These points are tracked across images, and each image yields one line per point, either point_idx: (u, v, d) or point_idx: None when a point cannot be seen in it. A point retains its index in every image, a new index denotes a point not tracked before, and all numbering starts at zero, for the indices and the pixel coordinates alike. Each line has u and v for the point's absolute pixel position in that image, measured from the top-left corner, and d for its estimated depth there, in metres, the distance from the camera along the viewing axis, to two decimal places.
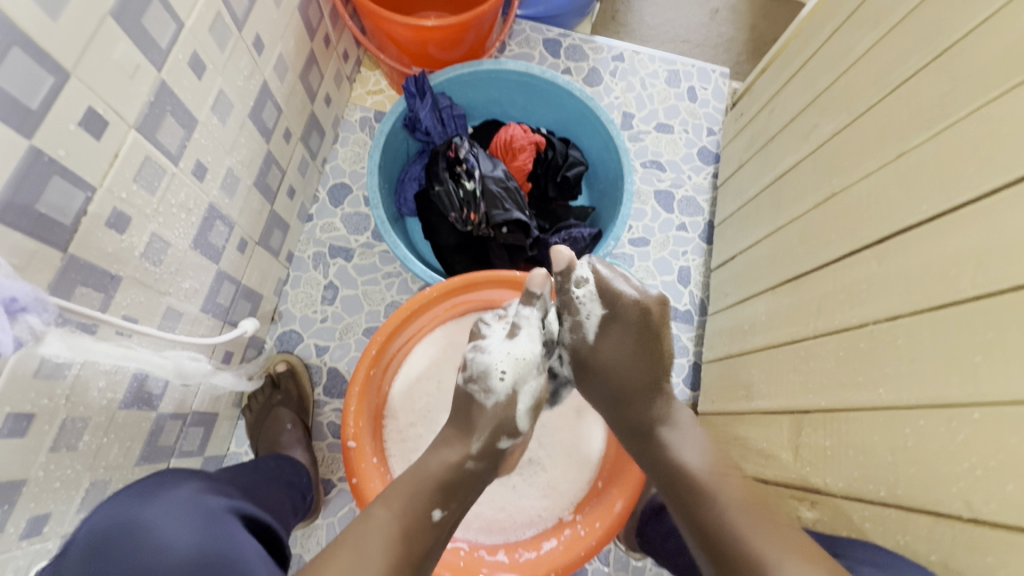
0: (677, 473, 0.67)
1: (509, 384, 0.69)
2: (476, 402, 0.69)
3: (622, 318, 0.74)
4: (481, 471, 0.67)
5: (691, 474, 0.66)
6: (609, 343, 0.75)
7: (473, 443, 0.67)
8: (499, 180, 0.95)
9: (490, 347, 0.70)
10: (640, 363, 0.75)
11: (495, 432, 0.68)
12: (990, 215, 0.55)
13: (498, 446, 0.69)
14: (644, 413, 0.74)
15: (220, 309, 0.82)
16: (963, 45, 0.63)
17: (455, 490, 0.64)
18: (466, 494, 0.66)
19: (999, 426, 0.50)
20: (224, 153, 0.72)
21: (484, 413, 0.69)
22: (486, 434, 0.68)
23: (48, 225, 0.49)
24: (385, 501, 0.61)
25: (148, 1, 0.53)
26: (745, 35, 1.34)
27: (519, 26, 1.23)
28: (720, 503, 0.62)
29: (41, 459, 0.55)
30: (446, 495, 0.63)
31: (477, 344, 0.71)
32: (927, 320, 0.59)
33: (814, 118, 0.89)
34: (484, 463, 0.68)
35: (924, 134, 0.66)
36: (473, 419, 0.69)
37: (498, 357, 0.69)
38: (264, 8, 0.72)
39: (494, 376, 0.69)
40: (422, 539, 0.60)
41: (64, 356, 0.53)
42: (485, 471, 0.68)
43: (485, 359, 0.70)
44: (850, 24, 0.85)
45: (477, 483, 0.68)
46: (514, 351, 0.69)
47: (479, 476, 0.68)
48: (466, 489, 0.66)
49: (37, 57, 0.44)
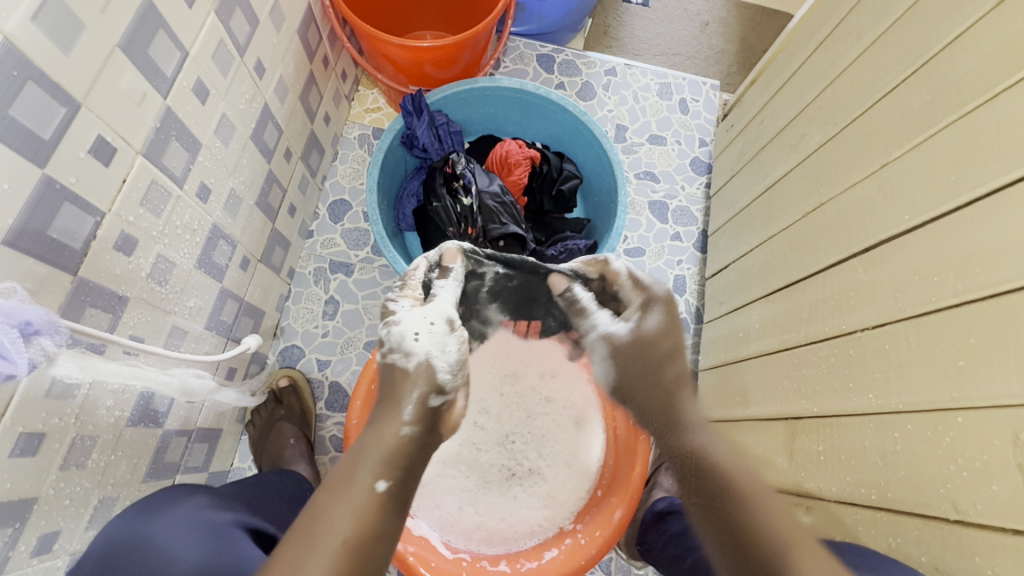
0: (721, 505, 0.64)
1: (426, 341, 0.59)
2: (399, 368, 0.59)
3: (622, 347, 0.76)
4: (420, 436, 0.57)
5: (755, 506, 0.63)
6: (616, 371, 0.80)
7: (404, 406, 0.57)
8: (495, 195, 0.98)
9: (403, 313, 0.61)
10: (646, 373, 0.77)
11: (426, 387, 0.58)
12: (969, 223, 0.57)
13: (430, 404, 0.58)
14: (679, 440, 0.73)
15: (224, 326, 0.83)
16: (940, 60, 0.65)
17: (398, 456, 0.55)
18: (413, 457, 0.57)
19: (983, 430, 0.51)
20: (227, 174, 0.74)
21: (410, 373, 0.58)
22: (414, 392, 0.58)
23: (59, 249, 0.50)
24: (326, 486, 0.53)
25: (155, 32, 0.55)
26: (734, 47, 1.37)
27: (513, 43, 1.25)
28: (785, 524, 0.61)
29: (52, 477, 0.57)
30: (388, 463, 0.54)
31: (387, 319, 0.62)
32: (913, 325, 0.61)
33: (801, 130, 0.92)
34: (421, 424, 0.58)
35: (906, 145, 0.68)
36: (396, 388, 0.58)
37: (419, 316, 0.61)
38: (265, 33, 0.74)
39: (409, 339, 0.59)
40: (378, 510, 0.52)
41: (74, 376, 0.55)
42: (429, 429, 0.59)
43: (399, 326, 0.60)
44: (834, 38, 0.88)
45: (422, 447, 0.58)
46: (432, 309, 0.62)
47: (421, 440, 0.58)
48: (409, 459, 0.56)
49: (50, 90, 0.46)
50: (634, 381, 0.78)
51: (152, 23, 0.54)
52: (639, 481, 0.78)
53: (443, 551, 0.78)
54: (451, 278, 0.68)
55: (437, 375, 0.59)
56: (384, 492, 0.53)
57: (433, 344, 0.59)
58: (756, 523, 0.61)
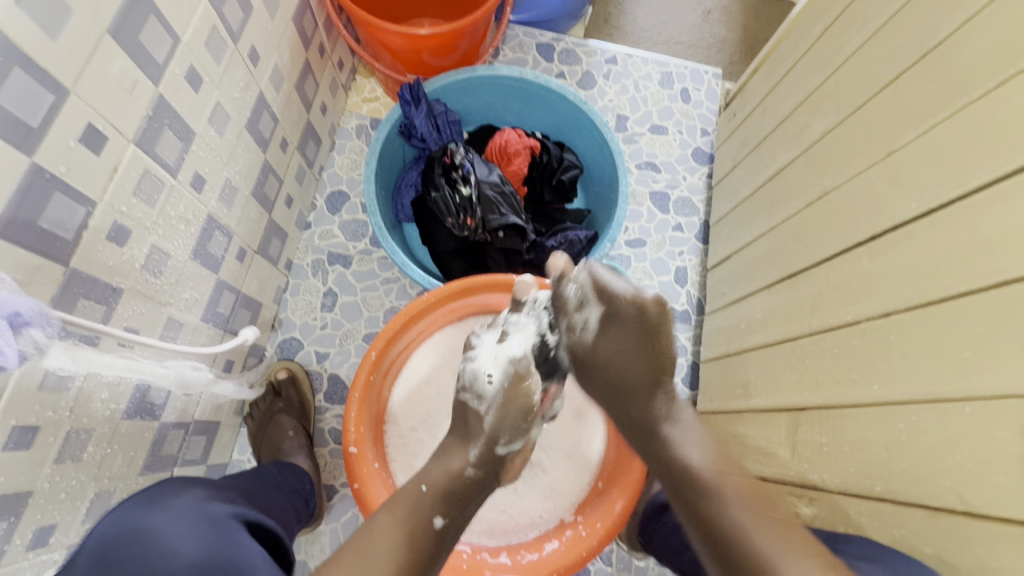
0: (682, 476, 0.63)
1: (497, 386, 0.69)
2: (473, 412, 0.70)
3: (620, 315, 0.70)
4: (481, 479, 0.67)
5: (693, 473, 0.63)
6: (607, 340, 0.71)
7: (469, 449, 0.67)
8: (495, 185, 0.96)
9: (480, 352, 0.72)
10: (640, 356, 0.71)
11: (492, 438, 0.68)
12: (975, 212, 0.56)
13: (497, 450, 0.68)
14: (643, 404, 0.70)
15: (220, 318, 0.82)
16: (946, 46, 0.64)
17: (455, 497, 0.63)
18: (465, 500, 0.64)
19: (989, 420, 0.50)
20: (222, 164, 0.72)
21: (482, 423, 0.69)
22: (480, 440, 0.68)
23: (50, 240, 0.50)
24: (388, 508, 0.60)
25: (146, 18, 0.54)
26: (736, 35, 1.35)
27: (512, 32, 1.24)
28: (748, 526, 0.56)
29: (46, 470, 0.56)
30: (446, 503, 0.62)
31: (470, 353, 0.73)
32: (918, 315, 0.60)
33: (805, 119, 0.90)
34: (483, 469, 0.67)
35: (912, 133, 0.67)
36: (471, 429, 0.69)
37: (493, 359, 0.71)
38: (259, 21, 0.73)
39: (482, 380, 0.70)
40: (426, 548, 0.58)
41: (67, 368, 0.54)
42: (486, 477, 0.67)
43: (473, 365, 0.71)
44: (838, 25, 0.86)
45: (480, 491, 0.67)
46: (503, 353, 0.71)
47: (480, 485, 0.67)
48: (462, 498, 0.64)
49: (37, 76, 0.45)
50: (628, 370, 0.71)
51: (142, 9, 0.53)
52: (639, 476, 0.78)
53: None
54: (528, 314, 0.74)
55: (503, 423, 0.69)
56: (440, 529, 0.60)
57: (503, 387, 0.69)
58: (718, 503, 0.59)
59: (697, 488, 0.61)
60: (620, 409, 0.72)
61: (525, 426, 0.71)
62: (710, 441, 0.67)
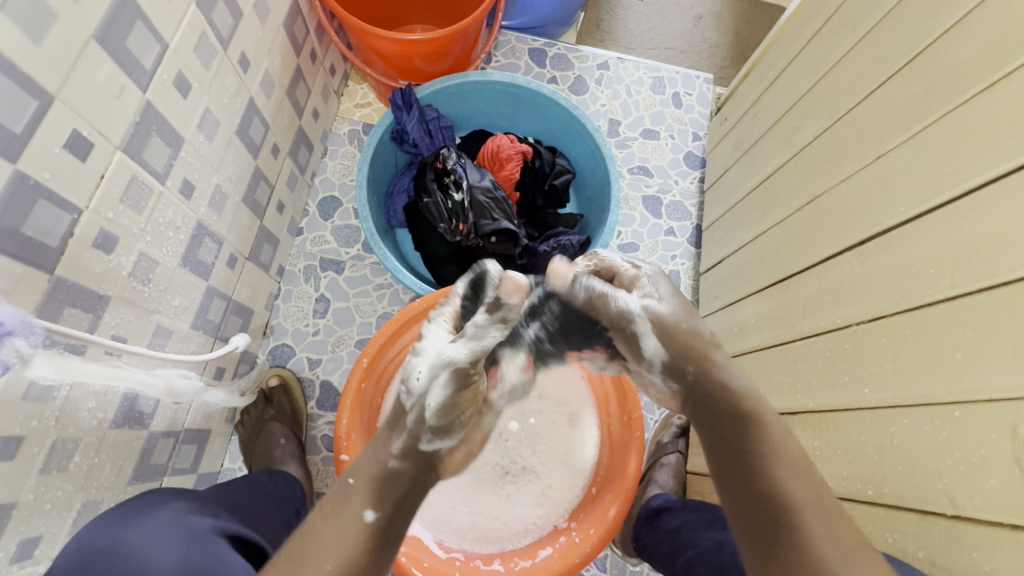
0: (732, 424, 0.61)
1: (424, 385, 0.61)
2: (401, 407, 0.63)
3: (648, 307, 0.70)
4: (411, 472, 0.60)
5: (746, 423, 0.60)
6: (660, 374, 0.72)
7: (393, 441, 0.60)
8: (487, 190, 0.96)
9: (426, 345, 0.64)
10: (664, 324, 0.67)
11: (412, 433, 0.61)
12: (965, 216, 0.56)
13: (420, 447, 0.61)
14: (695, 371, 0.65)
15: (211, 325, 0.82)
16: (935, 50, 0.64)
17: (390, 489, 0.58)
18: (402, 494, 0.58)
19: (981, 423, 0.50)
20: (211, 170, 0.72)
21: (406, 419, 0.61)
22: (404, 436, 0.60)
23: (35, 248, 0.49)
24: (319, 509, 0.56)
25: (132, 24, 0.53)
26: (727, 41, 1.36)
27: (504, 37, 1.24)
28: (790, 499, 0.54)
29: (31, 481, 0.55)
30: (377, 495, 0.57)
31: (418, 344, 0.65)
32: (909, 319, 0.60)
33: (796, 122, 0.91)
34: (411, 462, 0.60)
35: (901, 137, 0.67)
36: (397, 421, 0.62)
37: (426, 358, 0.62)
38: (249, 25, 0.73)
39: (411, 378, 0.62)
40: (363, 548, 0.53)
41: (53, 377, 0.53)
42: (417, 472, 0.60)
43: (415, 359, 0.63)
44: (828, 30, 0.87)
45: (415, 485, 0.60)
46: (442, 353, 0.61)
47: (412, 478, 0.60)
48: (401, 490, 0.59)
49: (21, 82, 0.44)
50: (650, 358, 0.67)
51: (129, 13, 0.53)
52: (634, 477, 0.78)
53: (436, 551, 0.78)
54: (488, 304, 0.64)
55: (426, 421, 0.61)
56: (372, 523, 0.55)
57: (431, 383, 0.61)
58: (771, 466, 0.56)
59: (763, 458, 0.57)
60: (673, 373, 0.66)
61: (456, 425, 0.63)
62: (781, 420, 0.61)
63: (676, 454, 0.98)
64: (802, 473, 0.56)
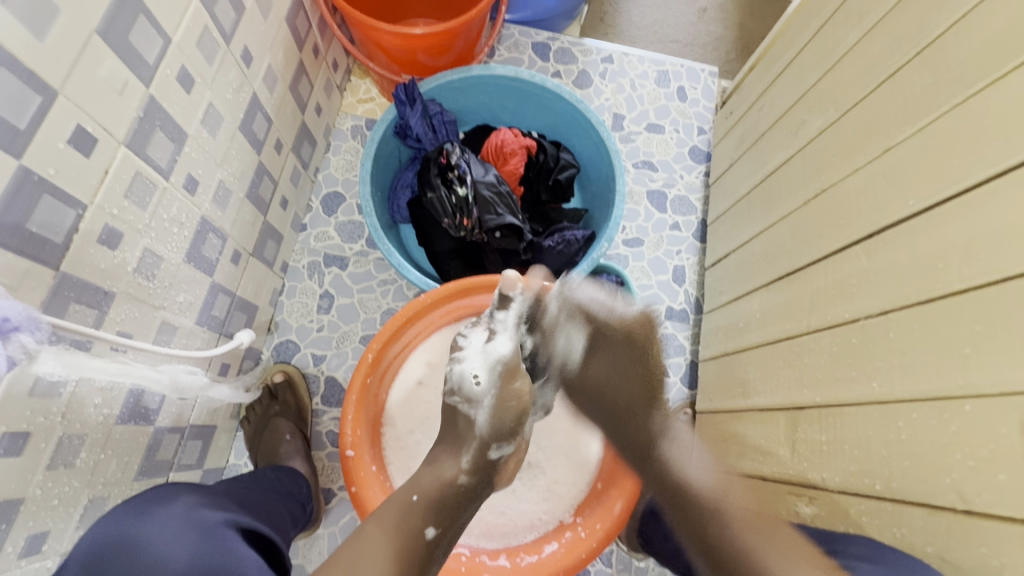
0: (680, 495, 0.66)
1: (486, 386, 0.69)
2: (462, 416, 0.69)
3: (608, 333, 0.76)
4: (474, 485, 0.66)
5: (696, 492, 0.66)
6: (597, 362, 0.77)
7: (462, 456, 0.66)
8: (491, 186, 0.95)
9: (468, 351, 0.71)
10: (631, 373, 0.76)
11: (483, 443, 0.67)
12: (975, 209, 0.55)
13: (490, 455, 0.68)
14: (641, 420, 0.74)
15: (216, 322, 0.82)
16: (943, 41, 0.64)
17: (449, 507, 0.62)
18: (459, 511, 0.63)
19: (990, 417, 0.50)
20: (215, 166, 0.72)
21: (473, 425, 0.68)
22: (473, 447, 0.67)
23: (40, 243, 0.49)
24: (379, 518, 0.60)
25: (135, 18, 0.53)
26: (732, 33, 1.35)
27: (508, 31, 1.23)
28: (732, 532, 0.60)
29: (38, 477, 0.55)
30: (438, 513, 0.61)
31: (455, 355, 0.72)
32: (918, 313, 0.60)
33: (801, 115, 0.90)
34: (476, 475, 0.66)
35: (909, 129, 0.66)
36: (461, 433, 0.68)
37: (482, 359, 0.70)
38: (252, 21, 0.72)
39: (469, 382, 0.69)
40: (412, 560, 0.57)
41: (59, 374, 0.53)
42: (478, 485, 0.66)
43: (461, 366, 0.70)
44: (835, 20, 0.86)
45: (474, 499, 0.66)
46: (490, 354, 0.70)
47: (475, 490, 0.66)
48: (456, 510, 0.63)
49: (24, 77, 0.44)
50: (613, 390, 0.76)
51: (132, 8, 0.52)
52: None
53: None
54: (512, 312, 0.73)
55: (493, 430, 0.68)
56: (430, 540, 0.59)
57: (489, 387, 0.69)
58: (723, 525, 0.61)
59: (700, 512, 0.64)
60: (627, 430, 0.74)
61: (516, 430, 0.71)
62: (716, 467, 0.69)
63: None
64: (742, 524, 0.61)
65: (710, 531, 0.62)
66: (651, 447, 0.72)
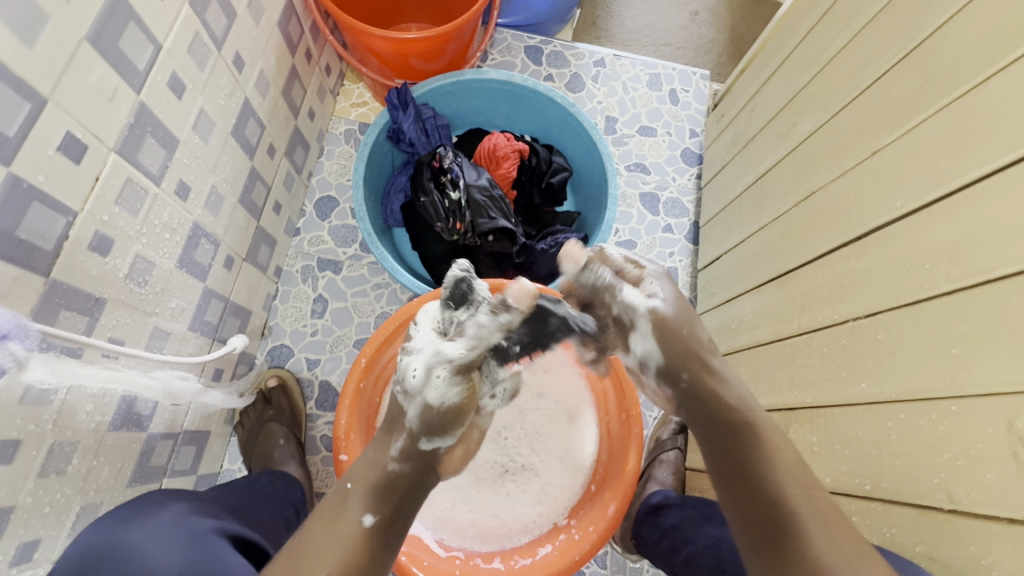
0: (746, 475, 0.57)
1: (421, 383, 0.61)
2: (399, 409, 0.63)
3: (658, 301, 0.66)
4: (409, 471, 0.60)
5: (766, 472, 0.57)
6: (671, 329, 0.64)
7: (392, 442, 0.61)
8: (484, 189, 0.96)
9: (420, 346, 0.66)
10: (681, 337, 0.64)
11: (413, 432, 0.61)
12: (962, 211, 0.56)
13: (420, 447, 0.61)
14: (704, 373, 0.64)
15: (209, 327, 0.82)
16: (931, 44, 0.64)
17: (391, 492, 0.58)
18: (402, 495, 0.59)
19: (976, 417, 0.50)
20: (207, 171, 0.72)
21: (404, 416, 0.62)
22: (403, 433, 0.61)
23: (29, 250, 0.49)
24: (316, 516, 0.57)
25: (125, 24, 0.53)
26: (724, 36, 1.36)
27: (500, 35, 1.24)
28: (786, 500, 0.54)
29: (29, 485, 0.55)
30: (375, 499, 0.57)
31: (408, 347, 0.67)
32: (906, 315, 0.60)
33: (792, 118, 0.90)
34: (410, 463, 0.61)
35: (898, 131, 0.67)
36: (394, 423, 0.62)
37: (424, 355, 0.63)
38: (243, 26, 0.72)
39: (408, 377, 0.62)
40: (359, 551, 0.54)
41: (49, 381, 0.53)
42: (418, 474, 0.61)
43: (410, 359, 0.65)
44: (825, 24, 0.86)
45: (416, 486, 0.61)
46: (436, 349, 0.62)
47: (414, 478, 0.61)
48: (401, 492, 0.59)
49: (14, 85, 0.44)
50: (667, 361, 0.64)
51: (122, 14, 0.52)
52: (634, 474, 0.78)
53: (436, 550, 0.78)
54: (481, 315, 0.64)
55: (426, 422, 0.61)
56: (371, 527, 0.56)
57: (425, 384, 0.61)
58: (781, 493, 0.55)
59: (767, 491, 0.55)
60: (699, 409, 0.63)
61: (454, 423, 0.63)
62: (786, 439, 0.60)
63: (674, 450, 0.98)
64: (805, 485, 0.55)
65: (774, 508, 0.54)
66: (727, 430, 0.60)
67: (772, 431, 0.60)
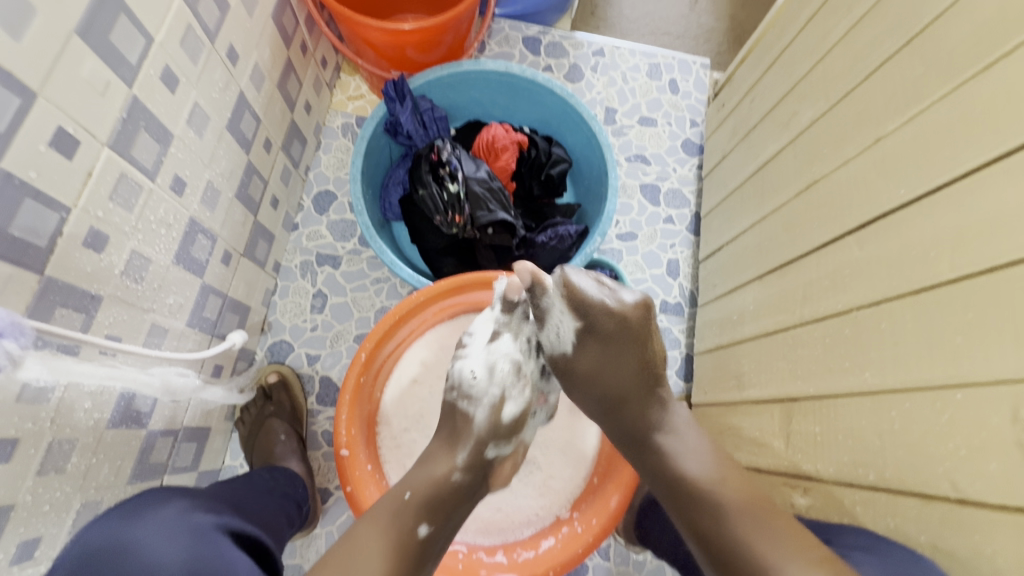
0: (677, 485, 0.63)
1: (482, 383, 0.72)
2: (463, 412, 0.71)
3: (598, 326, 0.69)
4: (467, 483, 0.66)
5: (697, 486, 0.62)
6: (589, 351, 0.70)
7: (457, 453, 0.67)
8: (483, 181, 0.95)
9: (470, 351, 0.75)
10: (621, 365, 0.70)
11: (480, 440, 0.69)
12: (965, 198, 0.55)
13: (485, 454, 0.69)
14: (636, 411, 0.70)
15: (207, 323, 0.81)
16: (933, 30, 0.63)
17: (442, 505, 0.63)
18: (451, 507, 0.64)
19: (982, 407, 0.50)
20: (203, 166, 0.71)
21: (471, 422, 0.70)
22: (469, 444, 0.68)
23: (23, 248, 0.48)
24: (369, 519, 0.60)
25: (116, 17, 0.52)
26: (724, 25, 1.34)
27: (498, 26, 1.22)
28: (718, 500, 0.59)
29: (28, 483, 0.55)
30: (431, 511, 0.62)
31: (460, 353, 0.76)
32: (909, 304, 0.60)
33: (793, 106, 0.89)
34: (470, 474, 0.67)
35: (901, 118, 0.66)
36: (460, 433, 0.70)
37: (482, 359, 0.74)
38: (237, 18, 0.72)
39: (467, 381, 0.73)
40: (412, 556, 0.58)
41: (45, 379, 0.53)
42: (474, 484, 0.67)
43: (463, 363, 0.75)
44: (825, 11, 0.85)
45: (466, 497, 0.66)
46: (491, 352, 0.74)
47: (466, 490, 0.66)
48: (451, 503, 0.64)
49: (3, 81, 0.44)
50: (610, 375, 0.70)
51: (112, 7, 0.52)
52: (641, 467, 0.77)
53: None
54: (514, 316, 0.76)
55: (494, 427, 0.70)
56: (426, 537, 0.60)
57: (487, 382, 0.72)
58: (712, 516, 0.59)
59: (697, 495, 0.61)
60: (622, 420, 0.70)
61: (513, 433, 0.72)
62: (708, 443, 0.67)
63: None
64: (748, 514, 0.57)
65: (708, 523, 0.58)
66: (649, 435, 0.69)
67: (696, 460, 0.64)
